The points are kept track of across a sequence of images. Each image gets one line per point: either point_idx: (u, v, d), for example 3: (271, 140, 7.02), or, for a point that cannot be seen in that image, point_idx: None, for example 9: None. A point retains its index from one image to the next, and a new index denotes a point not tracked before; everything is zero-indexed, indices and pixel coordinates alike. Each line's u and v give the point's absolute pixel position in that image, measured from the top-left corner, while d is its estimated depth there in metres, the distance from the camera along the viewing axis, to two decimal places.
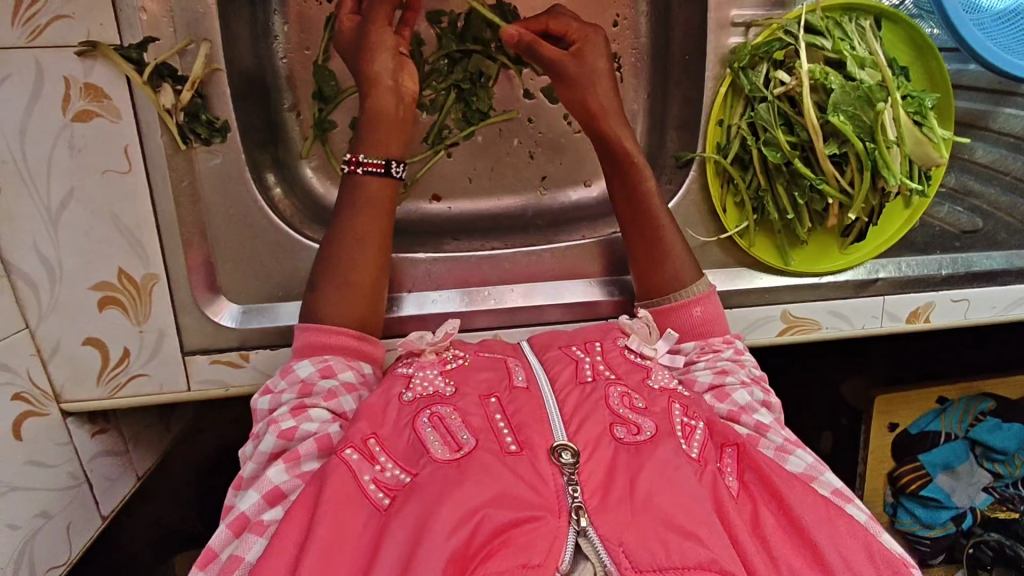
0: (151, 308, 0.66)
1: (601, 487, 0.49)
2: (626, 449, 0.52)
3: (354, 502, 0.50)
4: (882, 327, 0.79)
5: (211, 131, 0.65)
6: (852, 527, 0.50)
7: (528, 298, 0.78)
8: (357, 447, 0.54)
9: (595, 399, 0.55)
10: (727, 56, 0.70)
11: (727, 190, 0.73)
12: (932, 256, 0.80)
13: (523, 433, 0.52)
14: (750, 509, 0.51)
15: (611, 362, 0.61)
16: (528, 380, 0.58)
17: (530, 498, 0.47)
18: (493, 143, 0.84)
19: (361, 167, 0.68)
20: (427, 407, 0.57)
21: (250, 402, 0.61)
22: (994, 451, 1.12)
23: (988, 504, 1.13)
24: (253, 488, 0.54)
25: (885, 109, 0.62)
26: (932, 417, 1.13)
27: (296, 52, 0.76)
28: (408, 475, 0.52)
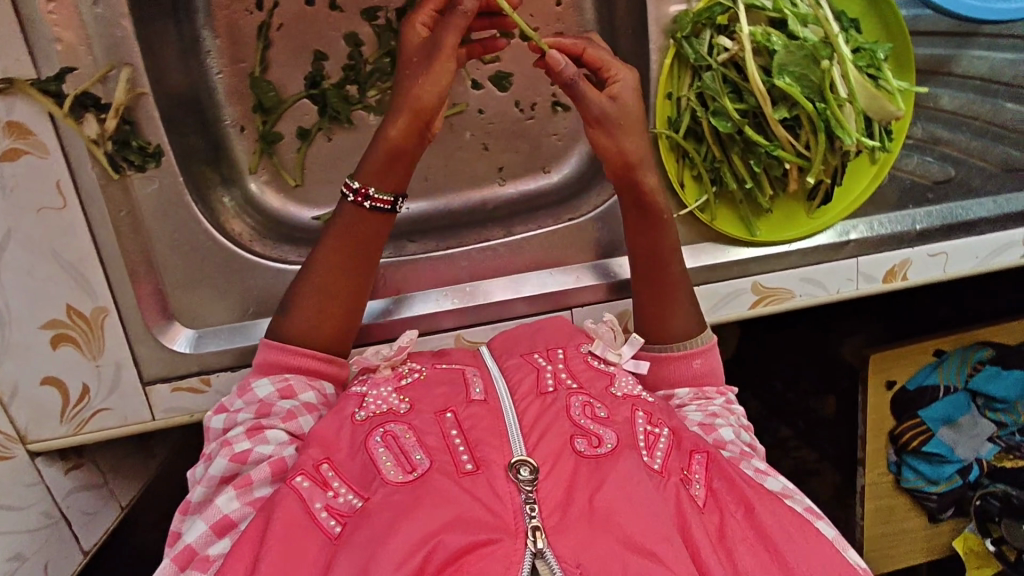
0: (105, 342, 0.65)
1: (560, 504, 0.50)
2: (587, 462, 0.53)
3: (303, 530, 0.51)
4: (858, 290, 0.77)
5: (143, 156, 0.63)
6: (819, 538, 0.52)
7: (491, 295, 0.77)
8: (308, 473, 0.54)
9: (556, 410, 0.56)
10: (670, 25, 0.67)
11: (683, 165, 0.70)
12: (905, 211, 0.77)
13: (480, 451, 0.53)
14: (717, 520, 0.53)
15: (574, 370, 0.62)
16: (485, 392, 0.58)
17: (487, 519, 0.49)
18: (444, 140, 0.82)
19: (365, 201, 0.64)
20: (380, 425, 0.57)
21: (204, 421, 0.61)
22: (996, 400, 1.10)
23: (993, 454, 1.11)
24: (201, 516, 0.54)
25: (831, 66, 0.60)
26: (929, 370, 1.11)
27: (230, 66, 0.75)
28: (360, 500, 0.52)
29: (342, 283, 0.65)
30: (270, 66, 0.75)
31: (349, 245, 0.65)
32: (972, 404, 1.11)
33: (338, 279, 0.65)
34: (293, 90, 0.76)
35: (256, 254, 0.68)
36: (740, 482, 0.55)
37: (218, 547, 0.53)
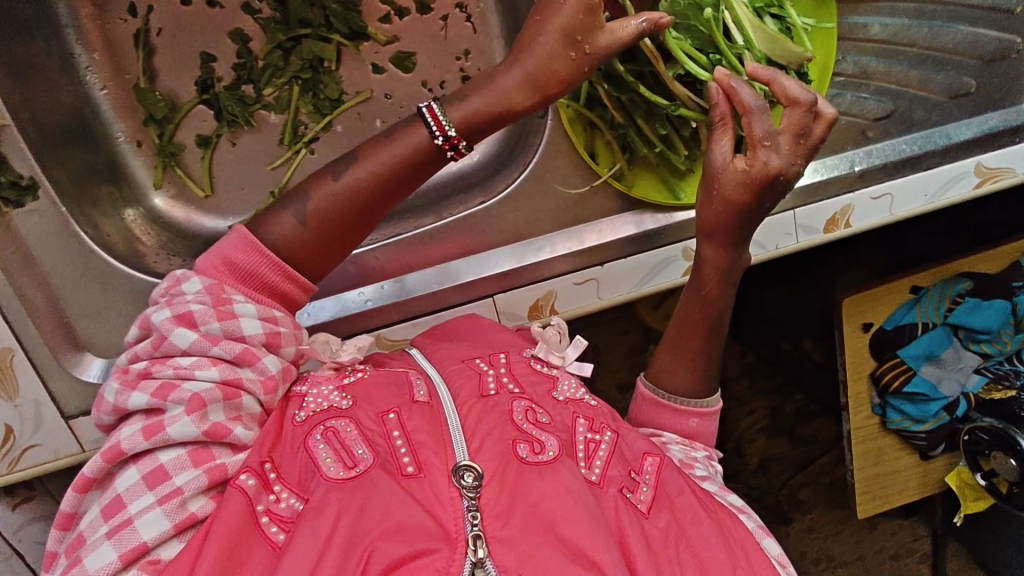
0: (18, 382, 0.64)
1: (503, 511, 0.48)
2: (529, 467, 0.51)
3: (248, 537, 0.47)
4: (799, 243, 0.72)
5: (19, 191, 0.63)
6: (759, 553, 0.53)
7: (418, 287, 0.69)
8: (252, 470, 0.49)
9: (498, 413, 0.55)
10: None
11: (592, 134, 0.67)
12: (842, 154, 0.71)
13: (421, 454, 0.51)
14: (665, 522, 0.53)
15: (515, 371, 0.60)
16: (429, 395, 0.56)
17: (428, 526, 0.47)
18: (356, 130, 0.77)
19: (451, 152, 0.56)
20: (321, 423, 0.53)
21: (168, 332, 0.50)
22: (978, 332, 1.03)
23: (981, 386, 1.05)
24: (153, 494, 0.46)
25: (718, 15, 0.55)
26: (906, 308, 1.05)
27: (114, 80, 0.72)
28: (301, 503, 0.49)
29: (356, 203, 0.57)
30: (157, 73, 0.73)
31: (397, 173, 0.57)
32: (955, 339, 1.06)
33: (357, 200, 0.57)
34: (185, 97, 0.74)
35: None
36: (681, 494, 0.55)
37: (171, 548, 0.46)
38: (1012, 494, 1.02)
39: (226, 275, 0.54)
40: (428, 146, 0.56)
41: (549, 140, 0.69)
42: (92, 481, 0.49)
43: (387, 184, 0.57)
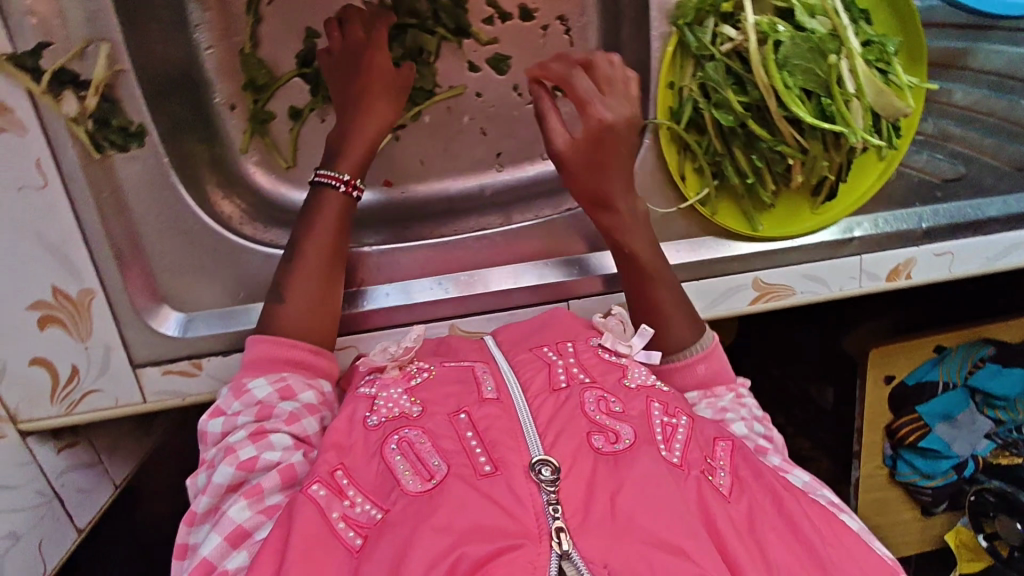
0: (92, 324, 0.65)
1: (582, 506, 0.50)
2: (605, 459, 0.53)
3: (326, 540, 0.51)
4: (860, 288, 0.75)
5: (126, 136, 0.61)
6: (842, 533, 0.53)
7: (490, 284, 0.74)
8: (324, 481, 0.55)
9: (571, 408, 0.56)
10: (673, 11, 0.64)
11: (685, 156, 0.68)
12: (912, 209, 0.74)
13: (496, 451, 0.53)
14: (744, 511, 0.53)
15: (585, 363, 0.62)
16: (498, 390, 0.59)
17: (507, 525, 0.48)
18: (442, 123, 0.79)
19: (358, 192, 0.69)
20: (394, 432, 0.57)
21: (199, 426, 0.62)
22: (995, 398, 1.03)
23: (990, 451, 1.03)
24: (214, 530, 0.55)
25: (838, 61, 0.57)
26: (930, 365, 1.04)
27: (220, 41, 0.72)
28: (379, 511, 0.52)
29: (327, 273, 0.67)
30: (262, 41, 0.73)
31: (337, 237, 0.68)
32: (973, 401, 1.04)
33: (325, 268, 0.67)
34: (285, 67, 0.74)
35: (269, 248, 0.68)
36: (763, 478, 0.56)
37: (234, 558, 0.53)
38: (1011, 559, 1.02)
39: (246, 369, 0.64)
40: (343, 199, 0.68)
41: (642, 160, 0.69)
42: (186, 548, 0.59)
43: (335, 244, 0.68)
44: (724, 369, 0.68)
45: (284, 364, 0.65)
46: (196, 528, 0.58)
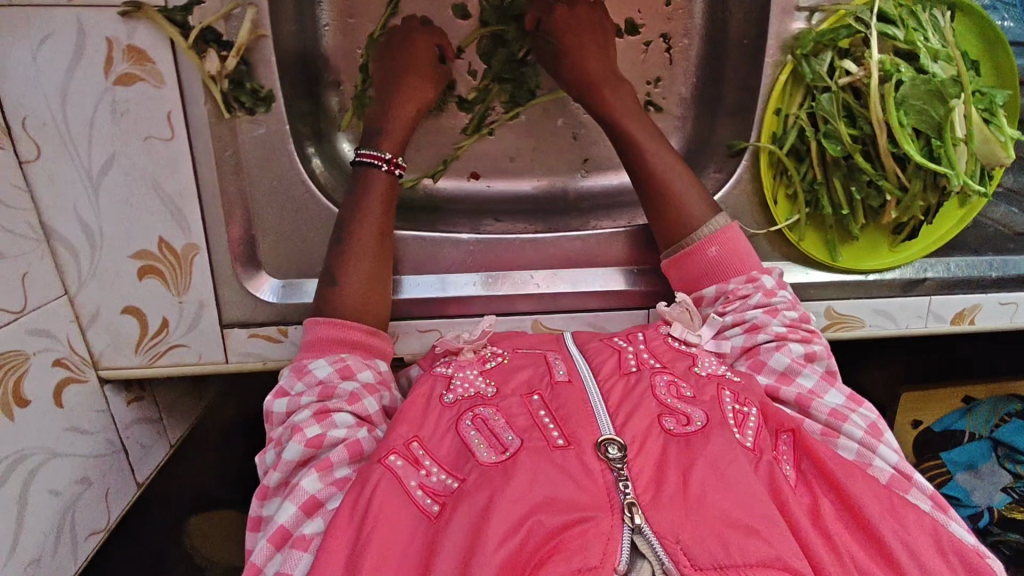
0: (191, 279, 0.65)
1: (653, 481, 0.47)
2: (676, 440, 0.50)
3: (403, 503, 0.50)
4: (926, 328, 0.77)
5: (255, 99, 0.62)
6: (919, 516, 0.49)
7: (572, 285, 0.74)
8: (399, 452, 0.53)
9: (640, 392, 0.54)
10: (790, 41, 0.67)
11: (779, 181, 0.71)
12: (984, 258, 0.77)
13: (568, 427, 0.51)
14: (809, 499, 0.50)
15: (655, 350, 0.59)
16: (569, 373, 0.57)
17: (580, 498, 0.46)
18: (538, 122, 0.81)
19: (399, 169, 0.68)
20: (469, 410, 0.55)
21: (265, 405, 0.59)
22: (1018, 450, 0.96)
23: (1005, 504, 0.95)
24: (288, 501, 0.53)
25: (957, 105, 0.61)
26: (957, 415, 1.00)
27: (339, 19, 0.73)
28: (454, 480, 0.51)
29: (376, 256, 0.66)
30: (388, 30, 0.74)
31: (384, 218, 0.67)
32: (992, 453, 0.98)
33: (375, 251, 0.66)
34: None
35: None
36: (832, 461, 0.52)
37: (313, 525, 0.51)
38: None
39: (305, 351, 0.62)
40: (386, 178, 0.67)
41: (738, 179, 0.72)
42: (259, 522, 0.56)
43: (382, 226, 0.66)
44: (743, 252, 0.66)
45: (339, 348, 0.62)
46: (268, 500, 0.56)
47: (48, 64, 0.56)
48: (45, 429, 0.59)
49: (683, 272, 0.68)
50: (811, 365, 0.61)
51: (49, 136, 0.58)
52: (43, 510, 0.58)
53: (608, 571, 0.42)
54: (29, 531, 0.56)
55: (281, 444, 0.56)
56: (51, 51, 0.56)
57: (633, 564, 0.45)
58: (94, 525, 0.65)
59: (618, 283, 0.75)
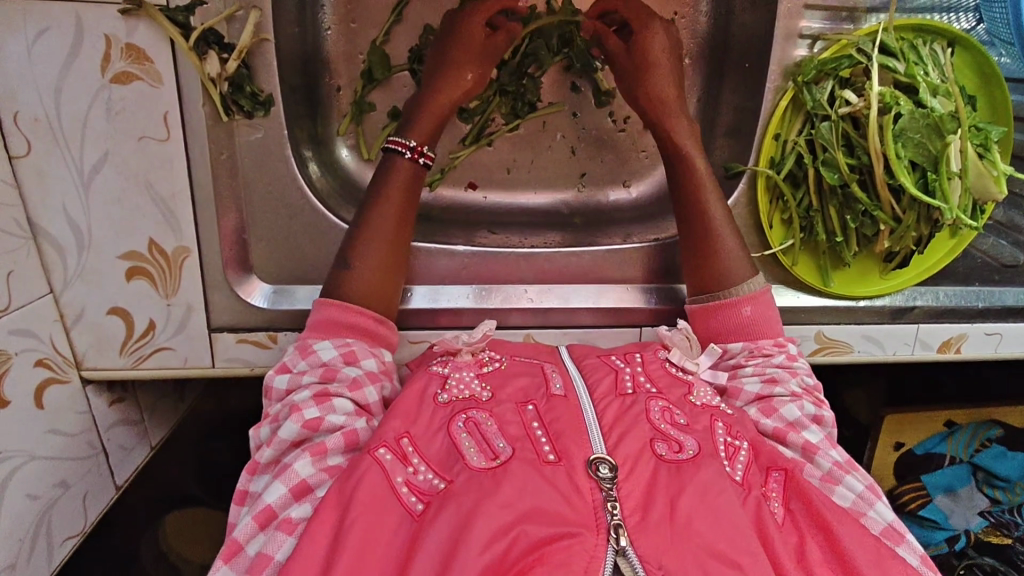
0: (180, 282, 0.64)
1: (640, 506, 0.47)
2: (668, 466, 0.50)
3: (387, 503, 0.49)
4: (913, 355, 0.77)
5: (254, 103, 0.62)
6: (903, 566, 0.48)
7: (564, 300, 0.74)
8: (390, 446, 0.52)
9: (636, 413, 0.53)
10: (791, 68, 0.68)
11: (776, 206, 0.71)
12: (972, 288, 0.78)
13: (561, 442, 0.50)
14: (795, 540, 0.50)
15: (652, 373, 0.59)
16: (566, 388, 0.56)
17: (566, 512, 0.46)
18: (535, 136, 0.80)
19: (422, 158, 0.67)
20: (462, 411, 0.55)
21: (266, 380, 0.59)
22: (997, 477, 0.97)
23: (982, 528, 0.96)
24: (278, 480, 0.52)
25: (954, 141, 0.62)
26: (938, 439, 1.00)
27: (341, 24, 0.73)
28: (442, 481, 0.50)
29: (393, 245, 0.65)
30: (391, 38, 0.74)
31: (404, 207, 0.66)
32: (971, 476, 0.99)
33: (391, 240, 0.65)
34: (397, 60, 0.74)
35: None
36: (820, 504, 0.51)
37: (298, 509, 0.52)
38: None
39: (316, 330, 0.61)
40: (409, 166, 0.66)
41: (734, 202, 0.72)
42: (246, 494, 0.56)
43: (402, 214, 0.66)
44: (773, 319, 0.65)
45: (348, 330, 0.62)
46: (258, 478, 0.56)
47: (44, 58, 0.56)
48: (25, 431, 0.57)
49: (713, 325, 0.66)
50: (818, 427, 0.60)
51: (41, 132, 0.57)
52: (19, 514, 0.57)
53: None
54: (4, 536, 0.55)
55: (278, 423, 0.56)
56: (48, 45, 0.55)
57: None
58: (70, 530, 0.64)
59: (612, 300, 0.74)
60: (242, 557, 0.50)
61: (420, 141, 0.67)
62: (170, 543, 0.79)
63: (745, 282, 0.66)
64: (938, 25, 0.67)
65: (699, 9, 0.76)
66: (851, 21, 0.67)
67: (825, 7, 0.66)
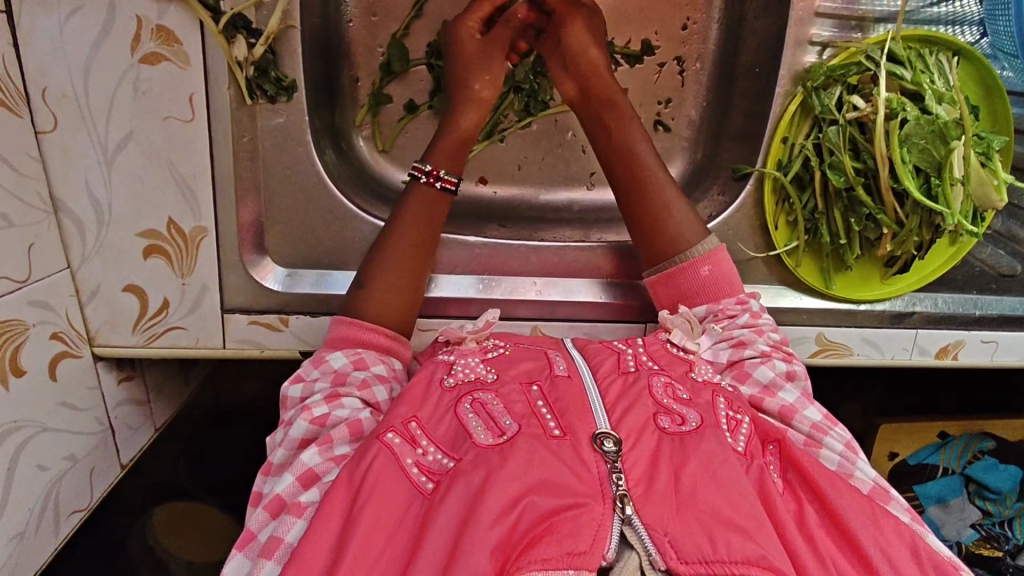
0: (196, 262, 0.65)
1: (645, 476, 0.48)
2: (670, 438, 0.51)
3: (398, 480, 0.50)
4: (910, 360, 0.78)
5: (278, 88, 0.64)
6: (898, 526, 0.50)
7: (571, 295, 0.74)
8: (398, 430, 0.53)
9: (638, 390, 0.55)
10: (801, 73, 0.70)
11: (781, 208, 0.73)
12: (969, 295, 0.79)
13: (565, 419, 0.52)
14: (794, 506, 0.52)
15: (653, 353, 0.61)
16: (569, 369, 0.57)
17: (575, 485, 0.47)
18: (547, 134, 0.82)
19: (439, 182, 0.67)
20: (468, 394, 0.56)
21: (280, 390, 0.60)
22: (988, 490, 0.99)
23: (973, 540, 0.99)
24: (287, 472, 0.53)
25: (957, 147, 0.64)
26: (932, 449, 1.00)
27: (362, 17, 0.75)
28: (450, 460, 0.51)
29: (408, 267, 0.65)
30: (411, 33, 0.75)
31: (421, 231, 0.67)
32: (963, 488, 1.01)
33: (409, 263, 0.66)
34: (414, 54, 0.76)
35: (377, 220, 0.70)
36: (815, 471, 0.53)
37: (309, 494, 0.52)
38: None
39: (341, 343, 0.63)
40: (427, 189, 0.67)
41: (741, 204, 0.74)
42: (260, 497, 0.56)
43: (421, 239, 0.66)
44: (730, 276, 0.67)
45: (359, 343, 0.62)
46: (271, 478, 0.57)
47: (76, 36, 0.57)
48: (38, 402, 0.58)
49: (674, 289, 0.68)
50: (791, 384, 0.62)
51: (68, 108, 0.59)
52: (29, 484, 0.57)
53: (596, 558, 0.43)
54: (14, 505, 0.56)
55: (289, 424, 0.57)
56: (81, 23, 0.57)
57: (622, 554, 0.46)
58: (77, 505, 0.64)
59: (619, 295, 0.75)
60: (256, 544, 0.52)
61: (436, 165, 0.68)
62: (158, 538, 0.79)
63: (699, 243, 0.67)
64: (943, 37, 0.69)
65: (711, 16, 0.78)
66: (859, 30, 0.69)
67: (834, 16, 0.69)
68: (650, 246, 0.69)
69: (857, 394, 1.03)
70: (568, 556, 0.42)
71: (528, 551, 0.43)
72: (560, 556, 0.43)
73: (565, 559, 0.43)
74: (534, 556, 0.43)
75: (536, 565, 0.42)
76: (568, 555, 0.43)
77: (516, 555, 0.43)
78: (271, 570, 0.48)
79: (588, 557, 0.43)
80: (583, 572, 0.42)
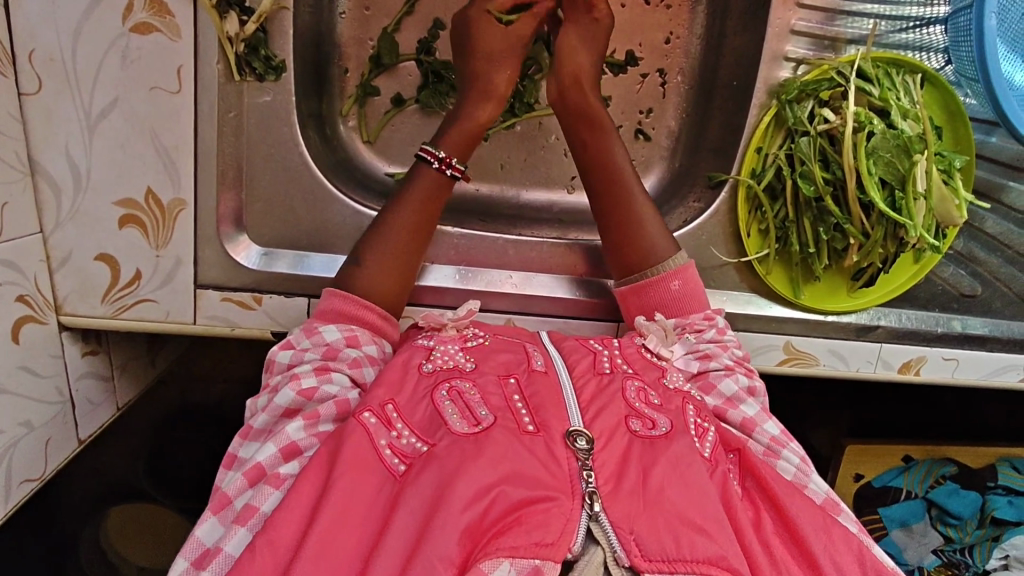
0: (173, 234, 0.65)
1: (615, 475, 0.48)
2: (641, 441, 0.51)
3: (370, 464, 0.49)
4: (874, 373, 0.79)
5: (267, 67, 0.66)
6: (847, 537, 0.51)
7: (545, 290, 0.75)
8: (374, 411, 0.52)
9: (612, 391, 0.55)
10: (775, 87, 0.73)
11: (754, 216, 0.75)
12: (932, 313, 0.80)
13: (540, 415, 0.52)
14: (752, 514, 0.53)
15: (628, 356, 0.61)
16: (546, 365, 0.58)
17: (545, 478, 0.47)
18: (532, 134, 0.84)
19: (449, 169, 0.68)
20: (445, 380, 0.55)
21: (268, 354, 0.59)
22: (950, 515, 0.97)
23: (934, 567, 0.98)
24: (270, 440, 0.53)
25: (921, 161, 0.67)
26: (895, 472, 1.00)
27: (355, 10, 0.77)
28: (424, 445, 0.50)
29: (406, 251, 0.65)
30: (402, 28, 0.77)
31: (422, 217, 0.67)
32: (925, 513, 0.99)
33: (405, 244, 0.66)
34: (404, 50, 0.78)
35: (358, 204, 0.70)
36: (773, 479, 0.54)
37: (290, 466, 0.52)
38: None
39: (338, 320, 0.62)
40: (435, 175, 0.68)
41: (715, 210, 0.76)
42: (235, 460, 0.56)
43: (420, 225, 0.67)
44: (699, 291, 0.68)
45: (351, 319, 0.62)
46: (248, 443, 0.56)
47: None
48: None
49: (642, 302, 0.69)
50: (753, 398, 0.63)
51: (54, 70, 0.59)
52: None
53: (563, 550, 0.44)
54: None
55: (276, 391, 0.57)
56: None
57: (586, 549, 0.47)
58: (29, 474, 0.62)
59: (594, 293, 0.76)
60: (230, 510, 0.51)
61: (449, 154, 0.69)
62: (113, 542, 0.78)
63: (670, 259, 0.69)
64: (908, 60, 0.72)
65: (693, 32, 0.81)
66: (831, 49, 0.74)
67: (809, 34, 0.73)
68: (615, 236, 0.71)
69: (823, 415, 1.04)
70: (535, 547, 0.43)
71: (495, 541, 0.43)
72: (527, 546, 0.43)
73: (531, 549, 0.43)
74: (502, 544, 0.43)
75: (504, 552, 0.43)
76: (535, 545, 0.44)
77: (484, 543, 0.44)
78: (243, 537, 0.48)
79: (554, 549, 0.44)
80: (548, 562, 0.44)
